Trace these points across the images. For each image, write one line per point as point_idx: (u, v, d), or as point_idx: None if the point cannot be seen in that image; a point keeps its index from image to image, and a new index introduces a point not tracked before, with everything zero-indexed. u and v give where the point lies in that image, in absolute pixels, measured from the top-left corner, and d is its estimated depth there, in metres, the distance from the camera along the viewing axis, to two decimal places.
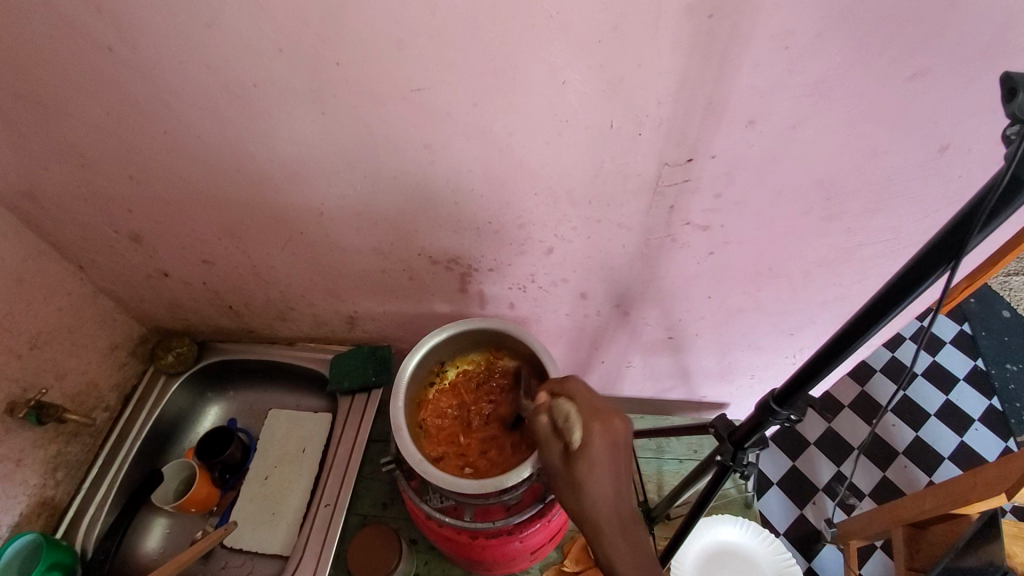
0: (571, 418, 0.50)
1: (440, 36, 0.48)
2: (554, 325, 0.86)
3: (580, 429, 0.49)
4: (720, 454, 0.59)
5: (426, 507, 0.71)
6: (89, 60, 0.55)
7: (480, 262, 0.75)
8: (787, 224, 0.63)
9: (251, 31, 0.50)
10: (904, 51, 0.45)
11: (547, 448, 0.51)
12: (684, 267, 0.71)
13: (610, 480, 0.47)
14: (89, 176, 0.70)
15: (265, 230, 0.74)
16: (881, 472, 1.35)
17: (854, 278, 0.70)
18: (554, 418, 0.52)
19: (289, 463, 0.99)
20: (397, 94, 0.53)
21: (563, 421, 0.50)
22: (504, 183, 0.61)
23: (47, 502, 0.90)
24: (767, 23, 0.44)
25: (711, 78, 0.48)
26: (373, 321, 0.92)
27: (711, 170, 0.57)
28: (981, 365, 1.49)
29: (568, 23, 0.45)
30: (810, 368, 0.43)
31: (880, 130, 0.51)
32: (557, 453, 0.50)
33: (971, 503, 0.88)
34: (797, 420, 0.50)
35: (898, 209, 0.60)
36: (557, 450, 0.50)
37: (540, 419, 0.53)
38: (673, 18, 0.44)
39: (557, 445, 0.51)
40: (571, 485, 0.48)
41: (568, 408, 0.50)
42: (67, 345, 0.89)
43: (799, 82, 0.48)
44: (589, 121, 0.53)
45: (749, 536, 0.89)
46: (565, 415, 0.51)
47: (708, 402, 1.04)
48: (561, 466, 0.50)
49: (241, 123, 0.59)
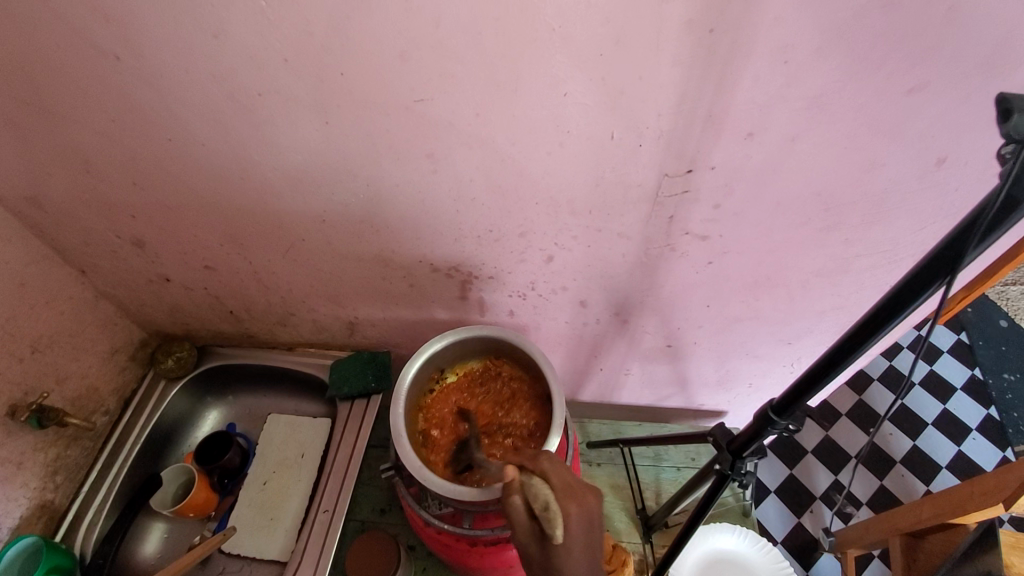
0: (549, 507, 0.47)
1: (444, 48, 0.48)
2: (553, 332, 0.87)
3: (559, 520, 0.47)
4: (719, 463, 0.59)
5: (426, 514, 0.71)
6: (96, 68, 0.55)
7: (480, 270, 0.75)
8: (785, 235, 0.63)
9: (256, 42, 0.50)
10: (901, 66, 0.45)
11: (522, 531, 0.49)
12: (683, 276, 0.71)
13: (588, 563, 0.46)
14: (93, 182, 0.70)
15: (266, 236, 0.75)
16: (878, 480, 1.35)
17: (851, 288, 0.70)
18: (531, 501, 0.49)
19: (288, 468, 1.00)
20: (401, 104, 0.54)
21: (541, 508, 0.48)
22: (505, 192, 0.62)
23: (46, 505, 0.90)
24: (766, 37, 0.44)
25: (711, 91, 0.49)
26: (372, 327, 0.93)
27: (710, 180, 0.57)
28: (979, 374, 1.50)
29: (571, 37, 0.46)
30: (809, 378, 0.43)
31: (878, 143, 0.52)
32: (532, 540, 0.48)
33: (969, 512, 0.89)
34: (796, 430, 0.50)
35: (895, 222, 0.60)
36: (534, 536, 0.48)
37: (513, 499, 0.50)
38: (674, 32, 0.45)
39: (531, 528, 0.48)
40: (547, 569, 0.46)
41: (546, 495, 0.48)
42: (68, 349, 0.89)
43: (798, 96, 0.48)
44: (591, 133, 0.54)
45: (747, 545, 0.89)
46: (542, 501, 0.48)
47: (706, 410, 1.04)
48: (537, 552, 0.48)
49: (245, 131, 0.60)
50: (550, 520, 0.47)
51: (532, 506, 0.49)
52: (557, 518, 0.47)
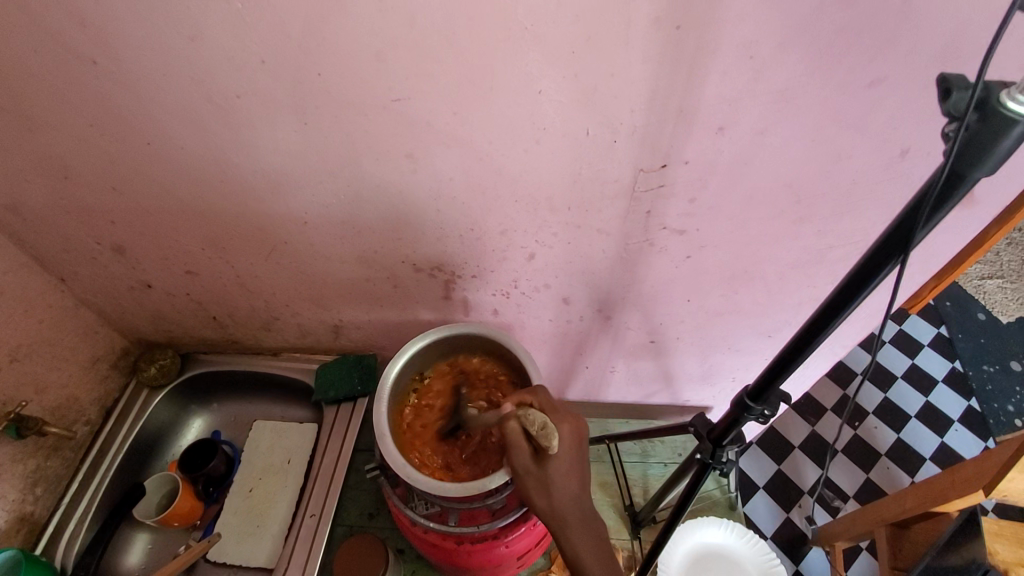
0: (545, 429, 0.53)
1: (418, 48, 0.49)
2: (538, 331, 0.88)
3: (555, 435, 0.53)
4: (700, 453, 0.60)
5: (412, 513, 0.70)
6: (73, 73, 0.55)
7: (462, 270, 0.76)
8: (760, 228, 0.65)
9: (233, 44, 0.51)
10: (861, 60, 0.47)
11: (516, 454, 0.55)
12: (663, 272, 0.72)
13: (575, 483, 0.53)
14: (71, 187, 0.70)
15: (249, 240, 0.75)
16: (863, 473, 1.37)
17: (826, 280, 0.72)
18: (524, 425, 0.55)
19: (274, 474, 0.99)
20: (378, 104, 0.54)
21: (538, 429, 0.54)
22: (486, 191, 0.63)
23: (25, 518, 0.89)
24: (731, 32, 0.46)
25: (682, 86, 0.50)
26: (358, 330, 0.93)
27: (684, 175, 0.59)
28: (959, 367, 1.52)
29: (542, 35, 0.47)
30: (779, 362, 0.45)
31: (843, 135, 0.53)
32: (527, 457, 0.54)
33: (951, 501, 0.89)
34: (771, 415, 0.52)
35: (865, 212, 0.62)
36: (527, 452, 0.54)
37: (510, 425, 0.55)
38: (643, 30, 0.46)
39: (528, 450, 0.54)
40: (541, 480, 0.53)
41: (540, 417, 0.54)
42: (48, 358, 0.88)
43: (765, 90, 0.50)
44: (565, 129, 0.55)
45: (733, 538, 0.90)
46: (538, 424, 0.54)
47: (691, 405, 1.05)
48: (529, 467, 0.54)
49: (224, 133, 0.60)
50: (546, 436, 0.53)
51: (528, 429, 0.55)
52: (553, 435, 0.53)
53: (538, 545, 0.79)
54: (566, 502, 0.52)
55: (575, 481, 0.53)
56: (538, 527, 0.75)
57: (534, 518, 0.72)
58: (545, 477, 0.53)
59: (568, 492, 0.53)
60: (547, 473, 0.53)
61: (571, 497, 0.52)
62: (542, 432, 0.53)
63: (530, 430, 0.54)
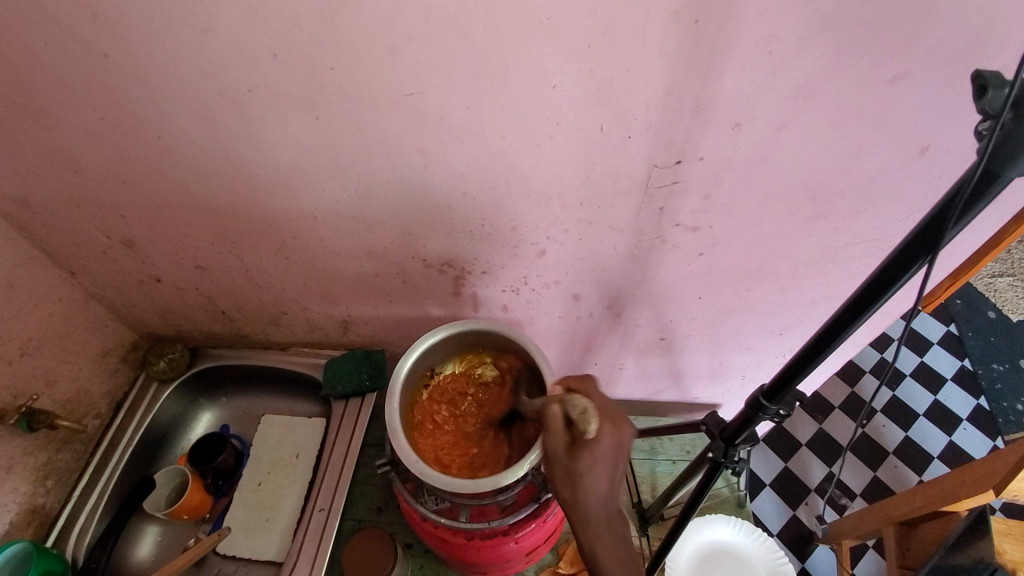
0: (586, 412, 0.52)
1: (431, 42, 0.48)
2: (547, 327, 0.87)
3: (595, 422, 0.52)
4: (712, 451, 0.60)
5: (422, 509, 0.71)
6: (85, 66, 0.55)
7: (472, 265, 0.75)
8: (774, 225, 0.64)
9: (244, 36, 0.50)
10: (883, 55, 0.46)
11: (552, 437, 0.53)
12: (675, 269, 0.72)
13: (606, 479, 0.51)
14: (82, 182, 0.70)
15: (259, 234, 0.74)
16: (871, 471, 1.36)
17: (840, 278, 0.71)
18: (567, 411, 0.54)
19: (283, 469, 0.99)
20: (391, 99, 0.54)
21: (578, 413, 0.53)
22: (498, 187, 0.62)
23: (37, 510, 0.90)
24: (751, 27, 0.45)
25: (699, 81, 0.49)
26: (366, 325, 0.93)
27: (699, 171, 0.58)
28: (968, 365, 1.51)
29: (558, 29, 0.46)
30: (798, 362, 0.44)
31: (862, 132, 0.53)
32: (561, 442, 0.53)
33: (960, 500, 0.89)
34: (787, 415, 0.51)
35: (881, 210, 0.61)
36: (563, 440, 0.53)
37: (551, 407, 0.55)
38: (660, 23, 0.45)
39: (564, 436, 0.53)
40: (570, 471, 0.51)
41: (584, 402, 0.53)
42: (58, 352, 0.89)
43: (783, 86, 0.49)
44: (580, 125, 0.54)
45: (742, 536, 0.89)
46: (579, 409, 0.53)
47: (700, 403, 1.04)
48: (562, 454, 0.53)
49: (235, 127, 0.59)
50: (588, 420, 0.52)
51: (570, 414, 0.54)
52: (593, 421, 0.52)
53: (547, 542, 0.79)
54: (592, 500, 0.50)
55: (605, 479, 0.51)
56: (548, 523, 0.75)
57: (544, 515, 0.72)
58: (577, 471, 0.51)
59: (596, 491, 0.51)
60: (577, 465, 0.51)
61: (598, 496, 0.50)
62: (582, 416, 0.52)
63: (571, 414, 0.54)
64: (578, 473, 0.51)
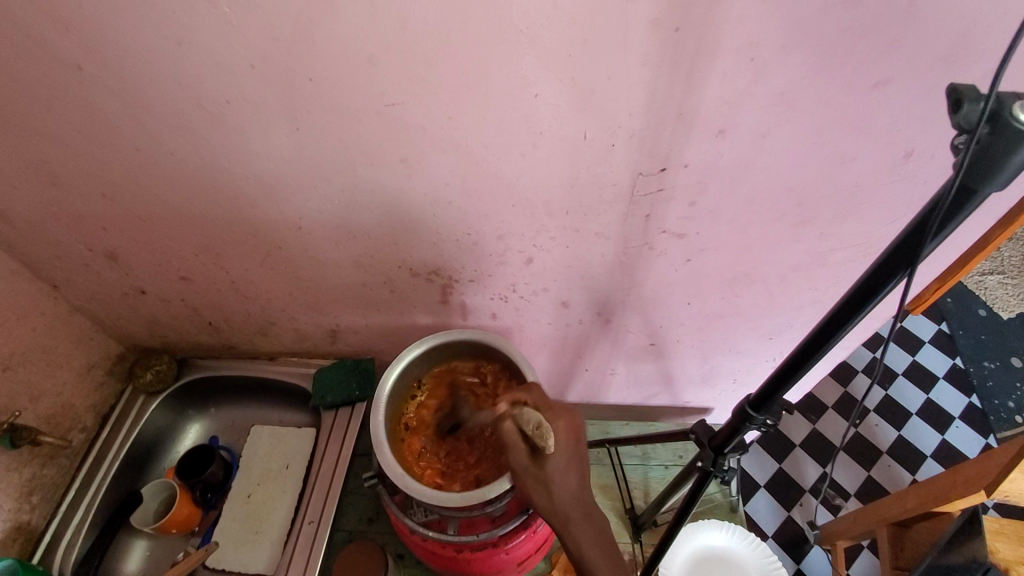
0: (540, 424, 0.54)
1: (411, 52, 0.48)
2: (537, 334, 0.87)
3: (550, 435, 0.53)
4: (701, 460, 0.59)
5: (410, 522, 0.70)
6: (60, 79, 0.54)
7: (460, 274, 0.75)
8: (760, 231, 0.64)
9: (222, 48, 0.49)
10: (865, 62, 0.46)
11: (514, 452, 0.55)
12: (662, 275, 0.71)
13: (574, 475, 0.53)
14: (61, 195, 0.69)
15: (243, 245, 0.74)
16: (864, 471, 1.36)
17: (829, 282, 0.71)
18: (521, 425, 0.56)
19: (272, 480, 0.98)
20: (372, 109, 0.53)
21: (534, 428, 0.54)
22: (482, 196, 0.62)
23: (22, 526, 0.88)
24: (731, 34, 0.44)
25: (681, 88, 0.49)
26: (355, 334, 0.92)
27: (684, 178, 0.58)
28: (960, 363, 1.51)
29: (538, 38, 0.46)
30: (784, 372, 0.44)
31: (846, 137, 0.52)
32: (524, 457, 0.54)
33: (953, 501, 0.89)
34: (773, 424, 0.51)
35: (867, 214, 0.61)
36: (524, 454, 0.54)
37: (506, 425, 0.57)
38: (640, 32, 0.45)
39: (526, 448, 0.55)
40: (540, 478, 0.53)
41: (536, 417, 0.55)
42: (41, 366, 0.87)
43: (765, 93, 0.49)
44: (562, 134, 0.54)
45: (735, 540, 0.89)
46: (533, 422, 0.55)
47: (692, 407, 1.04)
48: (528, 464, 0.54)
49: (215, 139, 0.59)
50: (545, 441, 0.53)
51: (524, 428, 0.55)
52: (549, 434, 0.53)
53: (539, 551, 0.79)
54: (566, 499, 0.52)
55: (574, 473, 0.53)
56: (539, 533, 0.75)
57: (534, 525, 0.71)
58: (545, 476, 0.52)
59: (568, 488, 0.52)
60: (545, 470, 0.53)
61: (570, 492, 0.52)
62: (538, 431, 0.54)
63: (525, 428, 0.55)
64: (547, 476, 0.52)
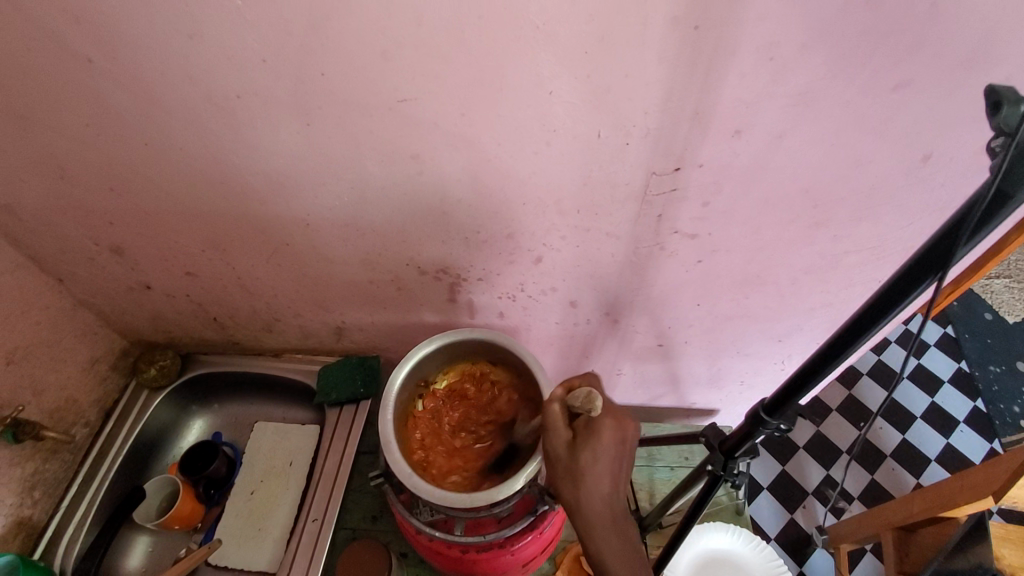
0: (592, 398, 0.53)
1: (426, 47, 0.47)
2: (544, 334, 0.86)
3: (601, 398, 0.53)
4: (711, 464, 0.59)
5: (416, 521, 0.69)
6: (70, 73, 0.54)
7: (469, 272, 0.74)
8: (773, 232, 0.63)
9: (233, 42, 0.49)
10: (888, 62, 0.45)
11: (553, 436, 0.54)
12: (673, 276, 0.71)
13: (609, 474, 0.51)
14: (68, 188, 0.69)
15: (250, 241, 0.73)
16: (869, 474, 1.36)
17: (841, 284, 0.70)
18: (569, 403, 0.55)
19: (276, 476, 0.98)
20: (384, 104, 0.52)
21: (582, 400, 0.53)
22: (493, 194, 0.61)
23: (23, 521, 0.88)
24: (752, 33, 0.44)
25: (699, 88, 0.48)
26: (361, 331, 0.91)
27: (698, 179, 0.57)
28: (965, 367, 1.51)
29: (555, 34, 0.45)
30: (801, 377, 0.43)
31: (864, 139, 0.52)
32: (561, 442, 0.53)
33: (960, 507, 0.88)
34: (788, 429, 0.50)
35: (882, 217, 0.60)
36: (563, 439, 0.53)
37: (552, 405, 0.56)
38: (659, 29, 0.44)
39: (564, 432, 0.54)
40: (571, 471, 0.51)
41: (586, 389, 0.54)
42: (45, 360, 0.87)
43: (784, 92, 0.48)
44: (577, 132, 0.53)
45: (741, 543, 0.89)
46: (582, 397, 0.54)
47: (698, 408, 1.04)
48: (563, 454, 0.53)
49: (224, 134, 0.58)
50: (592, 405, 0.52)
51: (572, 405, 0.54)
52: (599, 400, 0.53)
53: (544, 553, 0.78)
54: (596, 499, 0.50)
55: (608, 478, 0.51)
56: (545, 535, 0.74)
57: (540, 527, 0.71)
58: (578, 469, 0.51)
59: (598, 491, 0.50)
60: (579, 464, 0.51)
61: (602, 495, 0.50)
62: (586, 401, 0.53)
63: (575, 404, 0.54)
64: (581, 473, 0.51)
